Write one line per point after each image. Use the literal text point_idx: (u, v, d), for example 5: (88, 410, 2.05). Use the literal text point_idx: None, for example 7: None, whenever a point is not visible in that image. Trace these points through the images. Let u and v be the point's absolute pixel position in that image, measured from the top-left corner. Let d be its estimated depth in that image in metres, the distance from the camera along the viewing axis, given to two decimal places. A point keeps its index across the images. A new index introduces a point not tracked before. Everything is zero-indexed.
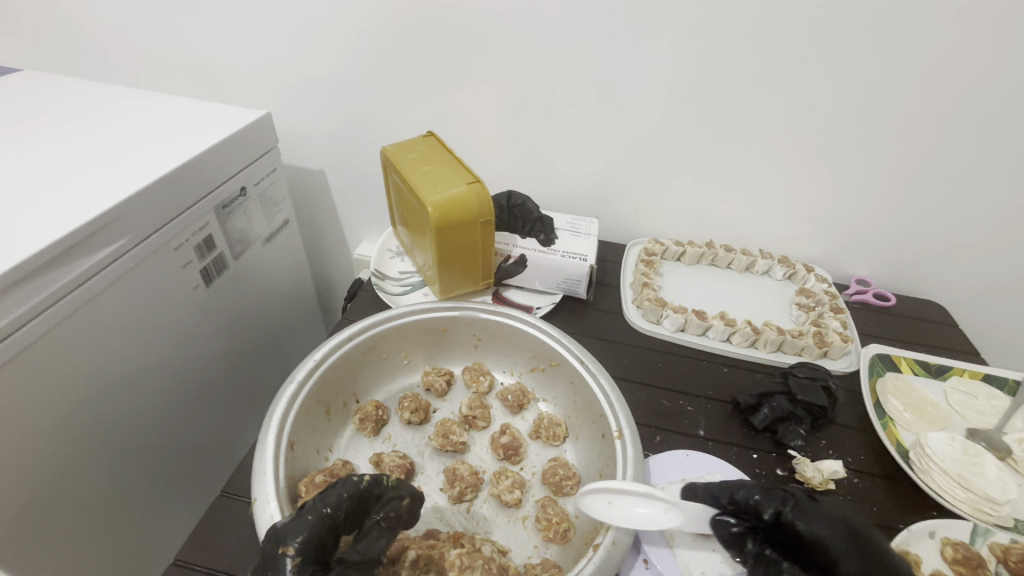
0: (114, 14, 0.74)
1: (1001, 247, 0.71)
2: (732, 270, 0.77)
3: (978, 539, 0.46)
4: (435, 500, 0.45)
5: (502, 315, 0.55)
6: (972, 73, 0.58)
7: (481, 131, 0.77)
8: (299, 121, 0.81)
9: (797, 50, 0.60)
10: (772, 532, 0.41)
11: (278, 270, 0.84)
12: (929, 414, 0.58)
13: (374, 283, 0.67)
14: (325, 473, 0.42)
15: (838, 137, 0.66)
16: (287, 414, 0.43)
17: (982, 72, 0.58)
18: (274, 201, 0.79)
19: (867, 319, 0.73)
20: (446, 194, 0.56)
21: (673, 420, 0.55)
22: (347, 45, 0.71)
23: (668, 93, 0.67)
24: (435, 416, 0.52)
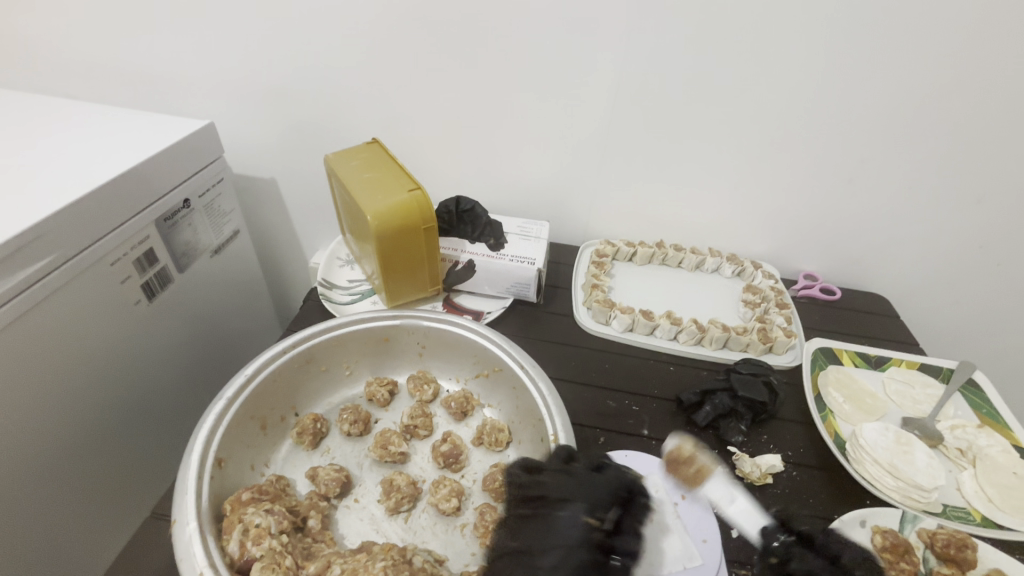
0: (46, 23, 0.71)
1: (937, 240, 0.73)
2: (683, 269, 0.78)
3: (907, 527, 0.48)
4: (372, 511, 0.45)
5: (444, 323, 0.55)
6: (901, 72, 0.60)
7: (431, 137, 0.76)
8: (247, 130, 0.80)
9: (734, 51, 0.62)
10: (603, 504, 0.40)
11: (228, 283, 0.82)
12: (867, 404, 0.60)
13: (322, 292, 0.66)
14: (252, 490, 0.41)
15: (777, 137, 0.68)
16: (214, 431, 0.42)
17: (909, 71, 0.60)
18: (222, 212, 0.78)
19: (813, 314, 0.75)
20: (386, 202, 0.56)
21: (618, 421, 0.56)
22: (291, 53, 0.70)
23: (614, 95, 0.68)
24: (376, 427, 0.51)
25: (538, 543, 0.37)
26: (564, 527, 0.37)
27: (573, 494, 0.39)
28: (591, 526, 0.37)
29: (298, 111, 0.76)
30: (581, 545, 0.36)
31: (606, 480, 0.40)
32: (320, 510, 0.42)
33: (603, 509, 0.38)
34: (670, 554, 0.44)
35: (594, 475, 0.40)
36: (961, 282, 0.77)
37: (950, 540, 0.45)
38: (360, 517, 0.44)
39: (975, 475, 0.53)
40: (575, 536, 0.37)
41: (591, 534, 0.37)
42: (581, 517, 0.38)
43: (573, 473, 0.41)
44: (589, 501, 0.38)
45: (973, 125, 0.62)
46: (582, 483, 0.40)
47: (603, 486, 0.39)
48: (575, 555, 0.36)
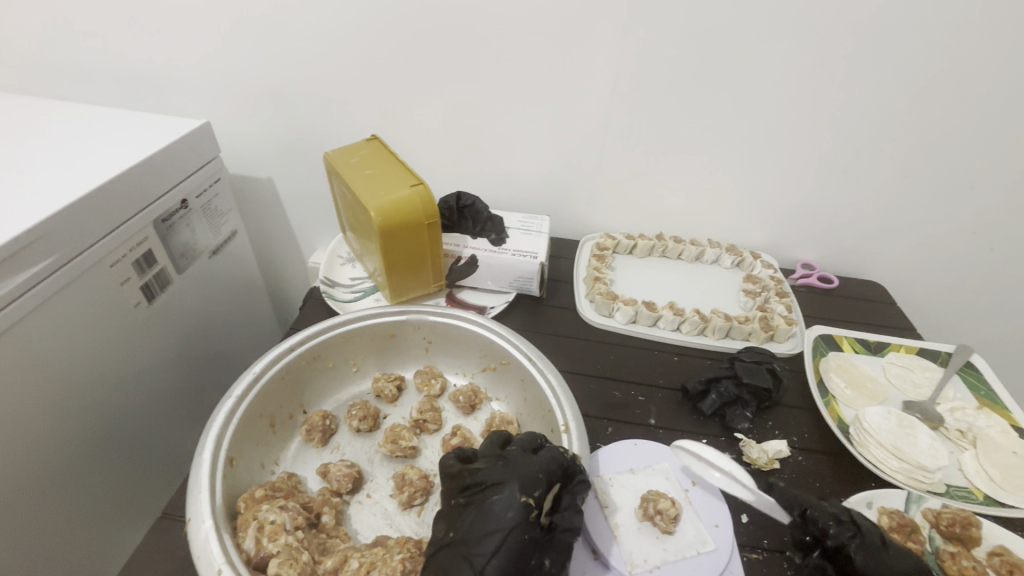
0: (35, 26, 0.70)
1: (932, 227, 0.75)
2: (683, 260, 0.79)
3: (912, 507, 0.48)
4: (385, 506, 0.45)
5: (450, 317, 0.55)
6: (895, 62, 0.61)
7: (429, 133, 0.76)
8: (243, 131, 0.79)
9: (730, 43, 0.62)
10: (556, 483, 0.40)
11: (227, 283, 0.82)
12: (869, 389, 0.61)
13: (324, 290, 0.66)
14: (266, 487, 0.41)
15: (774, 127, 0.68)
16: (224, 430, 0.42)
17: (902, 61, 0.61)
18: (219, 213, 0.77)
19: (812, 302, 0.75)
20: (387, 197, 0.55)
21: (625, 411, 0.56)
22: (287, 52, 0.70)
23: (611, 88, 0.68)
24: (385, 423, 0.51)
25: (477, 530, 0.36)
26: (502, 509, 0.36)
27: (505, 478, 0.39)
28: (529, 504, 0.36)
29: (293, 109, 0.76)
30: (520, 524, 0.35)
31: (541, 459, 0.40)
32: (333, 506, 0.42)
33: (536, 487, 0.38)
34: (683, 540, 0.44)
35: (527, 457, 0.40)
36: (955, 268, 0.79)
37: (954, 518, 0.46)
38: (373, 512, 0.44)
39: (976, 455, 0.54)
40: (510, 516, 0.36)
41: (528, 513, 0.36)
42: (517, 498, 0.37)
43: (505, 459, 0.41)
44: (523, 481, 0.38)
45: (966, 111, 0.63)
46: (513, 465, 0.39)
47: (536, 466, 0.39)
48: (512, 535, 0.35)
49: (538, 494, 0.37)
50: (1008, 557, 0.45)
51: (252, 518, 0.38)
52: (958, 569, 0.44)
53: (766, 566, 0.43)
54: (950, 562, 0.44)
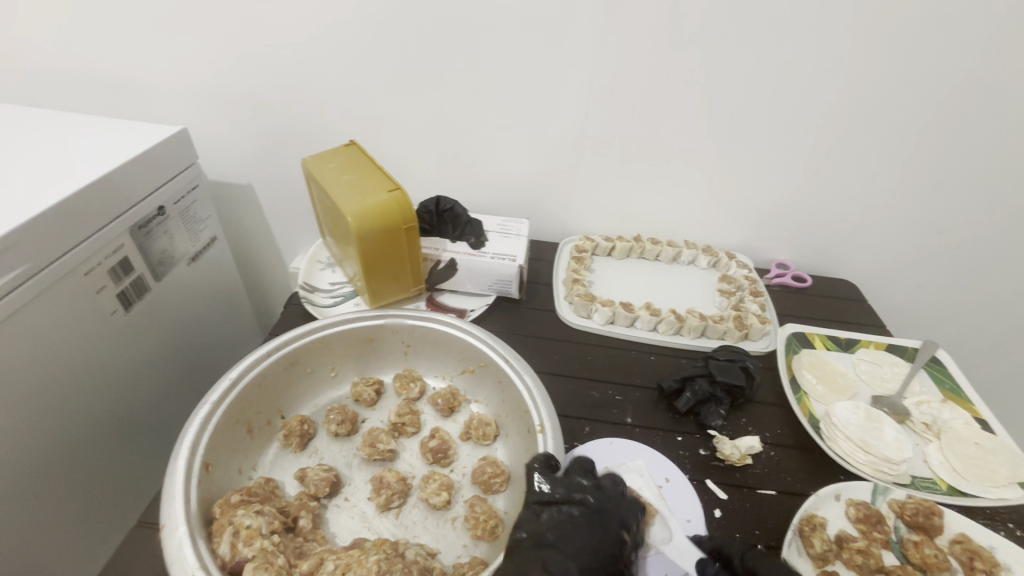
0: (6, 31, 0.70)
1: (900, 226, 0.77)
2: (660, 261, 0.80)
3: (878, 498, 0.50)
4: (363, 509, 0.45)
5: (429, 321, 0.55)
6: (859, 67, 0.63)
7: (408, 138, 0.77)
8: (222, 136, 0.79)
9: (702, 47, 0.63)
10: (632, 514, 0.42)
11: (207, 290, 0.81)
12: (840, 384, 0.62)
13: (303, 295, 0.66)
14: (242, 492, 0.41)
15: (746, 130, 0.70)
16: (200, 436, 0.42)
17: (866, 66, 0.63)
18: (198, 219, 0.77)
19: (786, 300, 0.77)
20: (365, 202, 0.56)
21: (602, 410, 0.57)
22: (265, 58, 0.70)
23: (587, 93, 0.69)
24: (363, 427, 0.52)
25: (568, 544, 0.38)
26: (598, 537, 0.39)
27: (603, 507, 0.41)
28: (624, 540, 0.40)
29: (272, 115, 0.76)
30: (605, 544, 0.39)
31: (634, 499, 0.43)
32: (311, 510, 0.43)
33: (630, 523, 0.41)
34: (655, 536, 0.45)
35: (623, 495, 0.43)
36: (924, 265, 0.81)
37: (917, 508, 0.48)
38: (351, 515, 0.44)
39: (940, 447, 0.56)
40: (604, 543, 0.39)
41: (620, 548, 0.39)
42: (615, 529, 0.40)
43: (604, 485, 0.43)
44: (620, 517, 0.41)
45: (927, 114, 0.65)
46: (607, 495, 0.42)
47: (631, 503, 0.42)
48: (597, 558, 0.38)
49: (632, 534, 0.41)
50: (969, 544, 0.46)
51: (229, 523, 0.38)
52: (920, 557, 0.45)
53: None
54: (913, 550, 0.46)
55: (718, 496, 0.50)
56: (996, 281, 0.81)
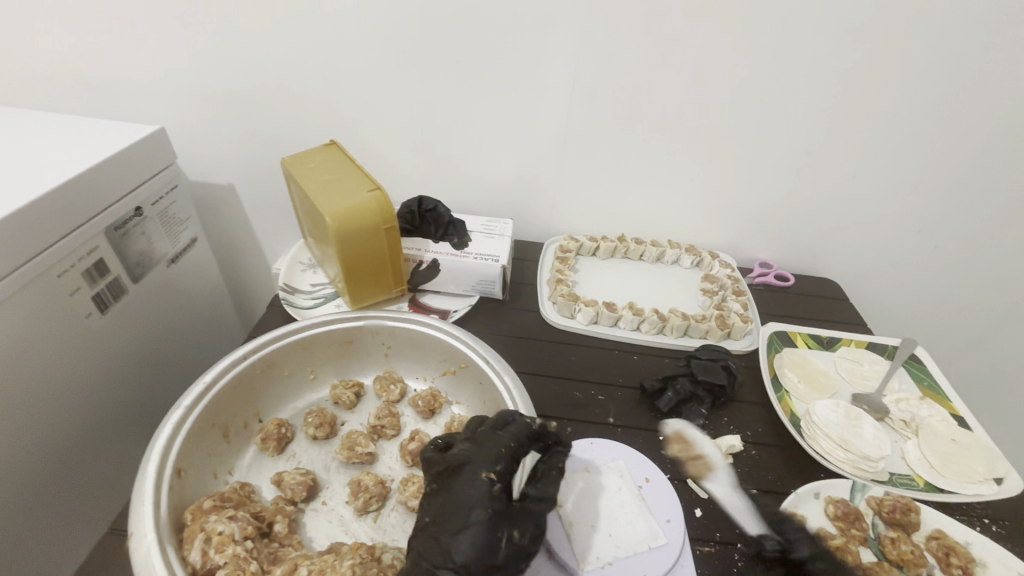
0: None
1: (881, 225, 0.78)
2: (644, 261, 0.80)
3: (857, 496, 0.50)
4: (341, 513, 0.45)
5: (408, 322, 0.55)
6: (838, 68, 0.63)
7: (391, 138, 0.76)
8: (203, 136, 0.78)
9: (684, 48, 0.64)
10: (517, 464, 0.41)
11: (187, 292, 0.80)
12: (820, 383, 0.63)
13: (284, 297, 0.66)
14: (215, 498, 0.40)
15: (728, 130, 0.70)
16: (173, 441, 0.41)
17: (845, 67, 0.63)
18: (178, 220, 0.76)
19: (769, 300, 0.78)
20: (345, 203, 0.55)
21: (584, 410, 0.57)
22: (244, 57, 0.69)
23: (570, 92, 0.69)
24: (342, 429, 0.51)
25: (449, 515, 0.37)
26: (469, 490, 0.38)
27: (471, 456, 0.40)
28: (492, 479, 0.38)
29: (252, 116, 0.75)
30: (476, 496, 0.37)
31: (506, 435, 0.42)
32: (286, 515, 0.42)
33: (504, 462, 0.40)
34: (635, 537, 0.45)
35: (493, 434, 0.42)
36: (903, 264, 0.82)
37: (895, 505, 0.49)
38: (328, 519, 0.44)
39: (919, 444, 0.56)
40: (475, 494, 0.37)
41: (491, 487, 0.38)
42: (480, 473, 0.39)
43: (474, 442, 0.42)
44: (488, 459, 0.40)
45: (906, 114, 0.66)
46: (480, 445, 0.41)
47: (501, 442, 0.41)
48: (476, 512, 0.37)
49: (499, 469, 0.39)
50: (945, 540, 0.47)
51: (199, 529, 0.37)
52: (898, 554, 0.46)
53: (717, 558, 0.45)
54: (890, 547, 0.46)
55: (700, 495, 0.50)
56: (973, 279, 0.82)
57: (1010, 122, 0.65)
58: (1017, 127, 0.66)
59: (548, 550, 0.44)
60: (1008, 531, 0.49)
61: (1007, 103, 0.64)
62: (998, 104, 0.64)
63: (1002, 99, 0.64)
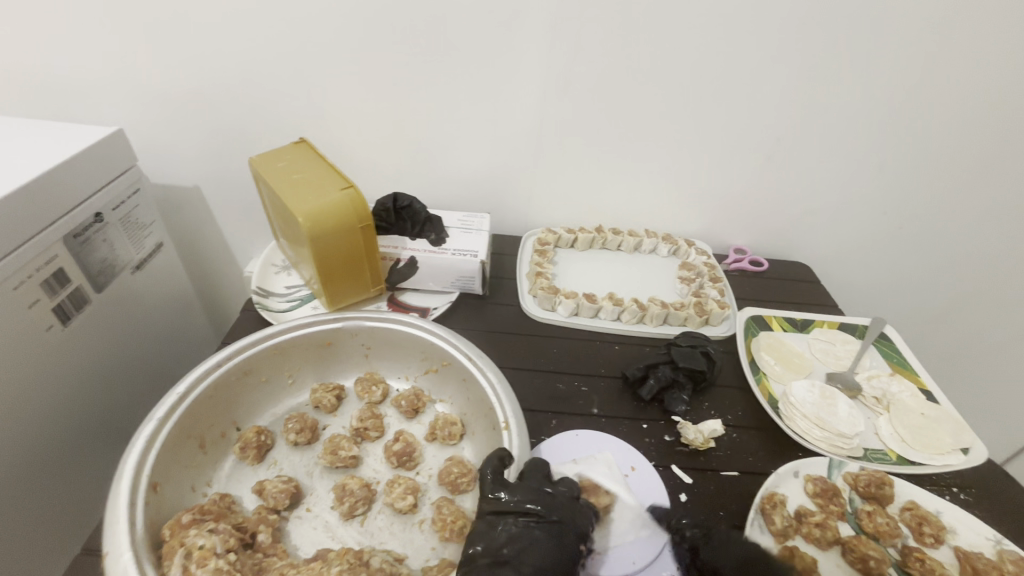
0: None
1: (850, 209, 0.80)
2: (622, 251, 0.81)
3: (834, 473, 0.52)
4: (327, 519, 0.44)
5: (388, 322, 0.54)
6: (805, 55, 0.64)
7: (362, 134, 0.74)
8: (165, 138, 0.75)
9: (655, 38, 0.64)
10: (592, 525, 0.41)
11: (154, 299, 0.77)
12: (796, 364, 0.64)
13: (257, 300, 0.64)
14: (193, 511, 0.39)
15: (700, 119, 0.71)
16: (147, 454, 0.40)
17: (812, 54, 0.64)
18: (141, 224, 0.73)
19: (744, 285, 0.79)
20: (317, 202, 0.54)
21: (568, 402, 0.57)
22: (206, 53, 0.66)
23: (543, 84, 0.68)
24: (324, 434, 0.50)
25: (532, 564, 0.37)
26: (559, 555, 0.37)
27: (557, 518, 0.39)
28: (585, 554, 0.39)
29: (217, 114, 0.72)
30: (570, 566, 0.37)
31: (591, 508, 0.42)
32: (270, 524, 0.41)
33: (589, 533, 0.40)
34: (619, 528, 0.46)
35: (579, 506, 0.41)
36: (870, 245, 0.84)
37: (870, 480, 0.50)
38: (313, 526, 0.43)
39: (890, 419, 0.58)
40: (569, 558, 0.38)
41: (576, 559, 0.38)
42: (576, 543, 0.38)
43: (559, 496, 0.41)
44: (583, 527, 0.40)
45: (870, 100, 0.68)
46: (566, 510, 0.40)
47: (586, 516, 0.41)
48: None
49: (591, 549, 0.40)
50: (918, 510, 0.49)
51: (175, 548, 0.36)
52: (874, 527, 0.47)
53: None
54: (867, 520, 0.48)
55: (684, 480, 0.50)
56: (936, 258, 0.85)
57: (967, 105, 0.68)
58: (974, 111, 0.68)
59: None
60: (974, 498, 0.51)
61: (965, 87, 0.66)
62: (956, 88, 0.66)
63: (959, 84, 0.66)
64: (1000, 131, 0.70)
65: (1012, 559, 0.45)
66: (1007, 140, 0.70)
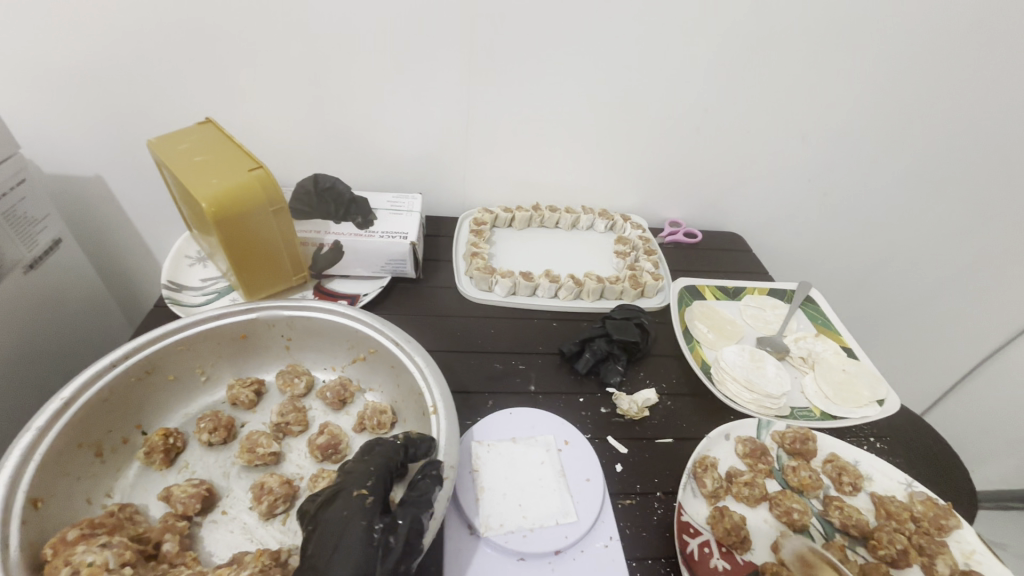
0: None
1: (778, 178, 0.82)
2: (560, 228, 0.80)
3: (763, 432, 0.53)
4: (244, 520, 0.41)
5: (308, 310, 0.51)
6: (730, 26, 0.65)
7: (280, 114, 0.69)
8: (55, 123, 0.67)
9: (582, 7, 0.62)
10: (386, 484, 0.38)
11: (53, 301, 0.70)
12: (728, 331, 0.66)
13: (167, 295, 0.59)
14: (81, 526, 0.36)
15: (632, 91, 0.70)
16: (24, 469, 0.36)
17: (736, 25, 0.65)
18: (32, 220, 0.66)
19: (680, 256, 0.80)
20: (221, 184, 0.50)
21: (505, 381, 0.56)
22: (91, 27, 0.60)
23: (470, 57, 0.65)
24: (242, 431, 0.47)
25: (325, 548, 0.34)
26: (344, 518, 0.35)
27: (340, 486, 0.38)
28: (364, 495, 0.36)
29: (113, 96, 0.66)
30: (355, 520, 0.35)
31: (377, 457, 0.40)
32: (178, 532, 0.38)
33: (369, 480, 0.38)
34: (545, 511, 0.43)
35: (361, 460, 0.40)
36: (797, 212, 0.87)
37: (795, 436, 0.52)
38: (229, 529, 0.40)
39: (815, 377, 0.60)
40: (345, 514, 0.35)
41: (364, 503, 0.36)
42: (351, 496, 0.36)
43: (345, 471, 0.39)
44: (359, 481, 0.38)
45: (793, 69, 0.69)
46: (351, 472, 0.39)
47: (369, 465, 0.39)
48: (351, 529, 0.34)
49: (373, 484, 0.37)
50: (838, 462, 0.51)
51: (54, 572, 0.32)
52: (798, 480, 0.49)
53: (638, 509, 0.46)
54: (792, 475, 0.50)
55: (620, 451, 0.51)
56: (858, 222, 0.89)
57: (881, 74, 0.70)
58: (886, 79, 0.71)
59: (458, 510, 0.43)
60: (889, 446, 0.54)
61: (877, 56, 0.68)
62: (870, 57, 0.68)
63: (873, 53, 0.68)
64: (909, 98, 0.73)
65: (920, 500, 0.47)
66: (916, 108, 0.74)
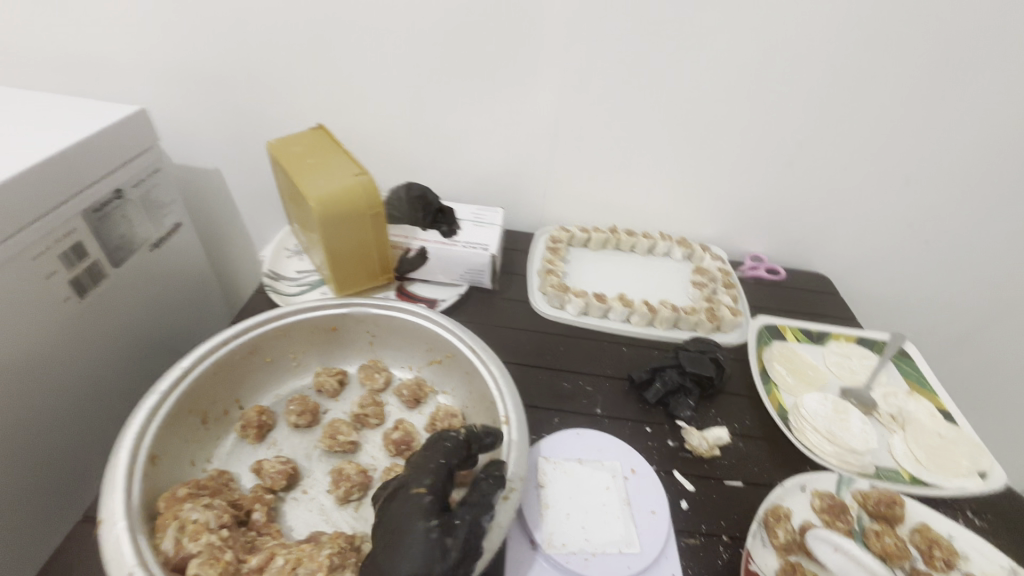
0: None
1: (874, 219, 0.77)
2: (636, 252, 0.79)
3: (842, 489, 0.50)
4: (322, 502, 0.44)
5: (394, 310, 0.54)
6: (830, 62, 0.63)
7: (379, 124, 0.74)
8: (185, 120, 0.76)
9: (678, 34, 0.63)
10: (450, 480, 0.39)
11: (168, 279, 0.78)
12: (809, 376, 0.63)
13: (268, 284, 0.64)
14: (189, 485, 0.39)
15: (720, 121, 0.70)
16: (148, 427, 0.40)
17: (836, 62, 0.63)
18: (160, 204, 0.75)
19: (759, 293, 0.77)
20: (330, 187, 0.54)
21: (572, 401, 0.56)
22: (226, 38, 0.67)
23: (560, 79, 0.68)
24: (325, 418, 0.50)
25: (394, 537, 0.35)
26: (410, 511, 0.36)
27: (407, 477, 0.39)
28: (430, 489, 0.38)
29: (237, 98, 0.73)
30: (422, 515, 0.36)
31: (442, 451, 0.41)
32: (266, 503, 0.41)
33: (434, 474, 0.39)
34: (609, 538, 0.43)
35: (426, 452, 0.41)
36: (892, 258, 0.82)
37: (880, 498, 0.49)
38: (308, 508, 0.43)
39: (905, 438, 0.56)
40: (412, 507, 0.36)
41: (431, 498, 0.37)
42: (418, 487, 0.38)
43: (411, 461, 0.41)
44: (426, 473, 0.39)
45: (898, 107, 0.66)
46: (417, 463, 0.40)
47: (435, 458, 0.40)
48: (419, 522, 0.36)
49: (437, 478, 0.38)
50: (928, 533, 0.47)
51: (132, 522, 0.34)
52: (881, 547, 0.46)
53: (702, 551, 0.44)
54: (874, 540, 0.46)
55: (686, 488, 0.49)
56: (963, 273, 0.82)
57: (1003, 115, 0.65)
58: (1007, 124, 0.66)
59: (523, 524, 0.44)
60: (991, 525, 0.49)
61: (998, 99, 0.64)
62: (989, 99, 0.64)
63: (993, 94, 0.63)
64: None
65: None
66: None
